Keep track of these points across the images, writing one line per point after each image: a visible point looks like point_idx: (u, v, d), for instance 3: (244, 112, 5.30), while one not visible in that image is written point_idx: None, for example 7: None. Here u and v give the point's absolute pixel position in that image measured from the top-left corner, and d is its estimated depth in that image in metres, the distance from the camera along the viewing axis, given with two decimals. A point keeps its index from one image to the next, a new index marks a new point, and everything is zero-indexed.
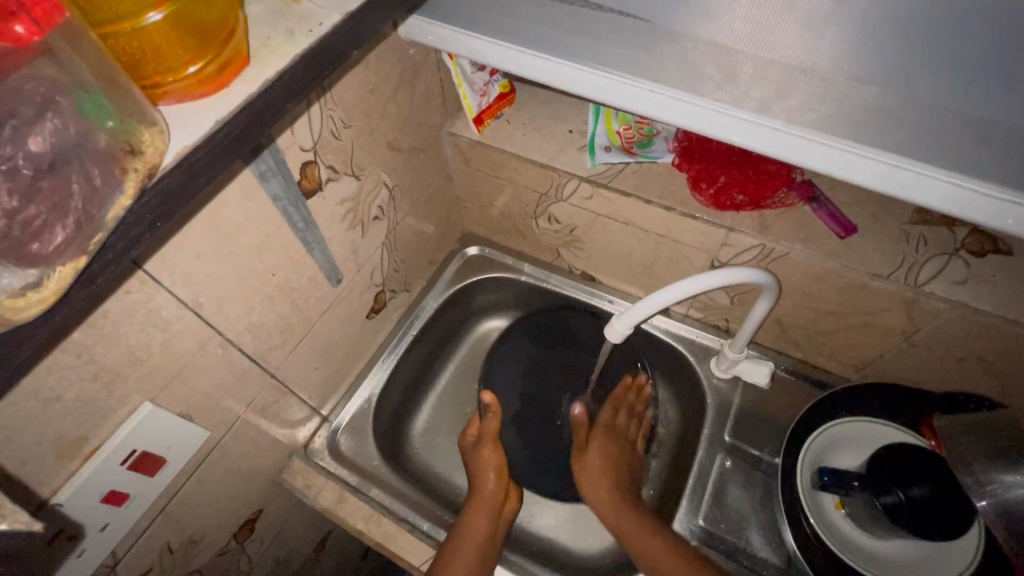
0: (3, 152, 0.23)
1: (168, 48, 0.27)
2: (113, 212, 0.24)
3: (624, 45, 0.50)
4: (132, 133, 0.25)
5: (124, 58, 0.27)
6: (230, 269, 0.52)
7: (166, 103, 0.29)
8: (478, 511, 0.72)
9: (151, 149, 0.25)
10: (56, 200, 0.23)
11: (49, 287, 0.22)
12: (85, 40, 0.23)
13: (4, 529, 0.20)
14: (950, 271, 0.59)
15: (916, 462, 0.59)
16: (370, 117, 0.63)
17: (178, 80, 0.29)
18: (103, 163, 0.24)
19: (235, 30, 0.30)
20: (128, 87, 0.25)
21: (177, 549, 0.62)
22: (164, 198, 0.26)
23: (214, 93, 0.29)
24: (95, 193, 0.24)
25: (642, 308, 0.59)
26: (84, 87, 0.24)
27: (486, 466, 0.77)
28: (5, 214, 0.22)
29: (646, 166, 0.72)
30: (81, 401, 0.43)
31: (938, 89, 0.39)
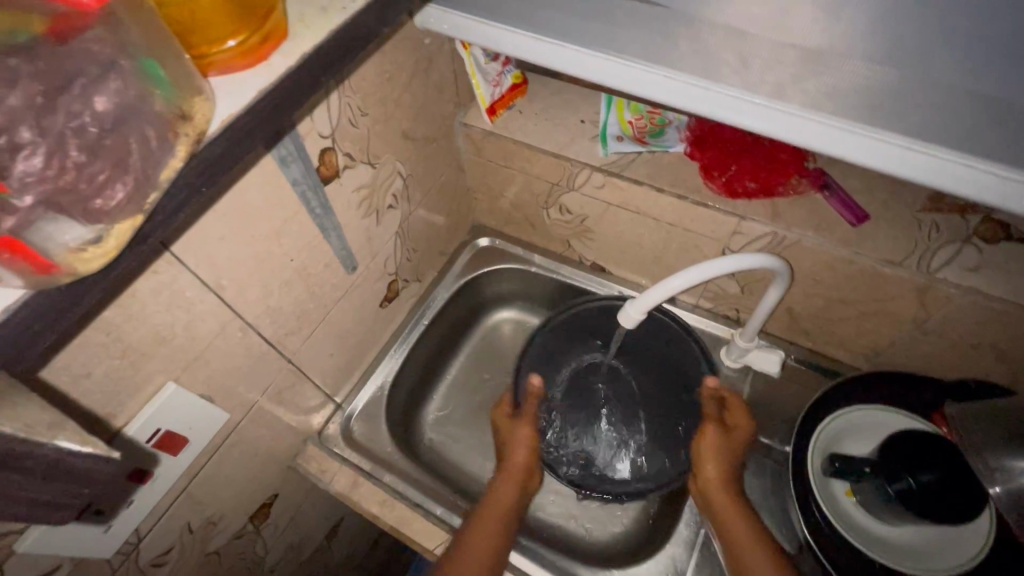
0: (72, 108, 0.23)
1: (217, 19, 0.29)
2: (167, 171, 0.25)
3: (640, 30, 0.51)
4: (185, 101, 0.26)
5: (177, 27, 0.28)
6: (251, 252, 0.53)
7: (212, 75, 0.30)
8: (499, 490, 0.70)
9: (201, 115, 0.27)
10: (117, 158, 0.24)
11: (110, 242, 0.23)
12: (144, 7, 0.25)
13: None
14: (962, 258, 0.59)
15: (927, 447, 0.59)
16: (386, 106, 0.64)
17: (224, 51, 0.29)
18: (156, 122, 0.25)
19: (276, 5, 0.31)
20: (182, 53, 0.26)
21: (196, 530, 0.64)
22: (206, 166, 0.27)
23: (256, 66, 0.30)
24: (152, 155, 0.25)
25: (654, 294, 0.60)
26: (143, 51, 0.25)
27: (514, 440, 0.74)
28: (73, 167, 0.23)
29: (658, 155, 0.72)
30: (110, 377, 0.45)
31: (950, 70, 0.40)
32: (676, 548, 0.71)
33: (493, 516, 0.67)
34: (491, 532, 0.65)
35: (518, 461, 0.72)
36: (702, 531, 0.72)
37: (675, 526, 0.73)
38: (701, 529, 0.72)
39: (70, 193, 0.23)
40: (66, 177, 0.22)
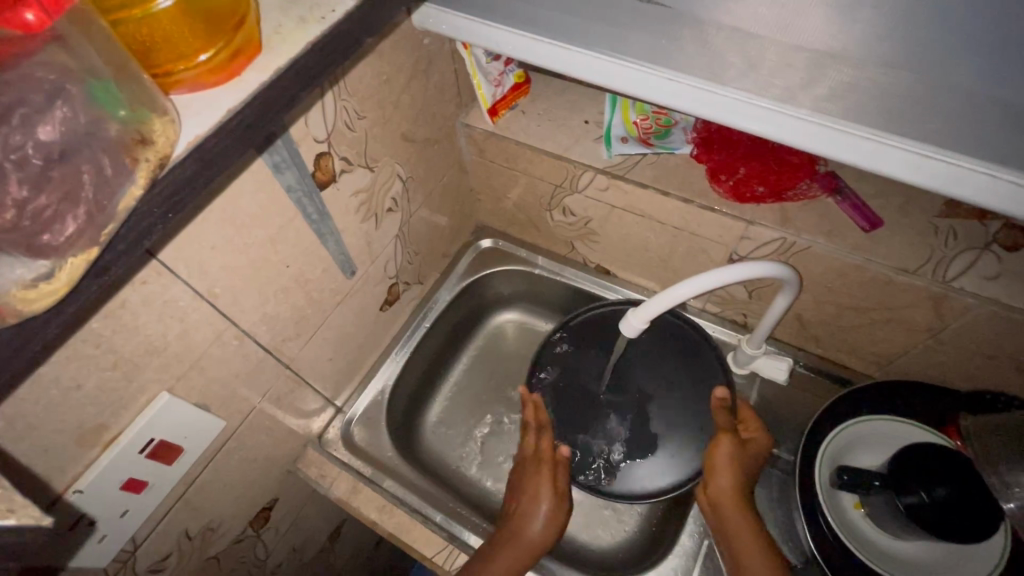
0: (11, 141, 0.22)
1: (178, 36, 0.28)
2: (124, 203, 0.24)
3: (642, 30, 0.48)
4: (144, 123, 0.25)
5: (135, 46, 0.27)
6: (245, 261, 0.52)
7: (179, 92, 0.29)
8: (513, 554, 0.66)
9: (163, 138, 0.25)
10: (68, 188, 0.23)
11: (61, 278, 0.22)
12: (95, 26, 0.24)
13: (11, 524, 0.21)
14: (980, 266, 0.57)
15: (939, 463, 0.57)
16: (384, 108, 0.62)
17: (190, 68, 0.28)
18: (115, 152, 0.24)
19: (248, 16, 0.30)
20: (137, 73, 0.25)
21: (195, 536, 0.63)
22: (177, 187, 0.26)
23: (226, 81, 0.29)
24: (106, 183, 0.24)
25: (660, 301, 0.58)
26: (95, 74, 0.24)
27: (535, 476, 0.72)
28: (15, 205, 0.22)
29: (663, 157, 0.70)
30: (101, 390, 0.44)
31: (972, 76, 0.37)
32: (678, 559, 0.69)
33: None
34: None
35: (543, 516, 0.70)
36: (705, 542, 0.70)
37: (677, 536, 0.71)
38: (704, 540, 0.70)
39: (10, 234, 0.22)
40: (8, 217, 0.22)
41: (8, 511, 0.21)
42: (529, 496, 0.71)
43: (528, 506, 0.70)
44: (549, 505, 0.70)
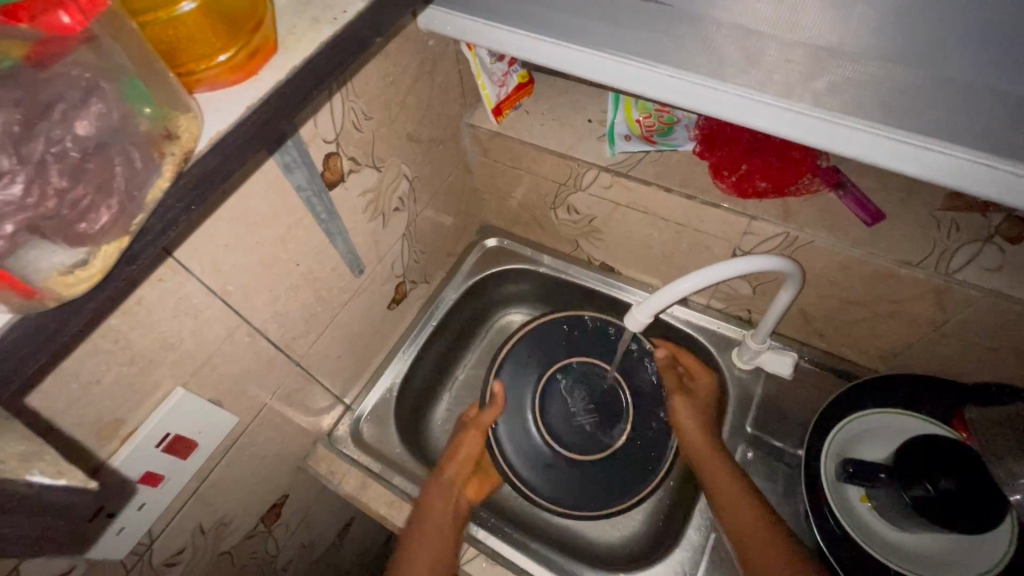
0: (51, 134, 0.23)
1: (201, 37, 0.29)
2: (153, 193, 0.25)
3: (643, 28, 0.49)
4: (168, 121, 0.26)
5: (162, 47, 0.28)
6: (256, 259, 0.53)
7: (200, 91, 0.30)
8: (436, 528, 0.68)
9: (187, 134, 0.27)
10: (99, 180, 0.24)
11: (95, 265, 0.23)
12: (126, 31, 0.25)
13: (62, 486, 0.22)
14: (983, 258, 0.57)
15: (944, 454, 0.57)
16: (390, 109, 0.64)
17: (210, 68, 0.30)
18: (143, 147, 0.25)
19: (264, 19, 0.31)
20: (164, 73, 0.27)
21: (208, 530, 0.65)
22: (198, 182, 0.27)
23: (244, 80, 0.30)
24: (135, 175, 0.25)
25: (662, 297, 0.59)
26: (125, 73, 0.25)
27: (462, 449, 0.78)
28: (54, 195, 0.23)
29: (666, 154, 0.71)
30: (119, 384, 0.45)
31: (970, 68, 0.38)
32: (686, 552, 0.70)
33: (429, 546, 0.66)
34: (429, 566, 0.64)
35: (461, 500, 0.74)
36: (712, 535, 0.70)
37: (683, 530, 0.71)
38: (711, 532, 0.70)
39: (49, 222, 0.23)
40: (47, 206, 0.22)
41: (58, 473, 0.22)
42: (446, 481, 0.74)
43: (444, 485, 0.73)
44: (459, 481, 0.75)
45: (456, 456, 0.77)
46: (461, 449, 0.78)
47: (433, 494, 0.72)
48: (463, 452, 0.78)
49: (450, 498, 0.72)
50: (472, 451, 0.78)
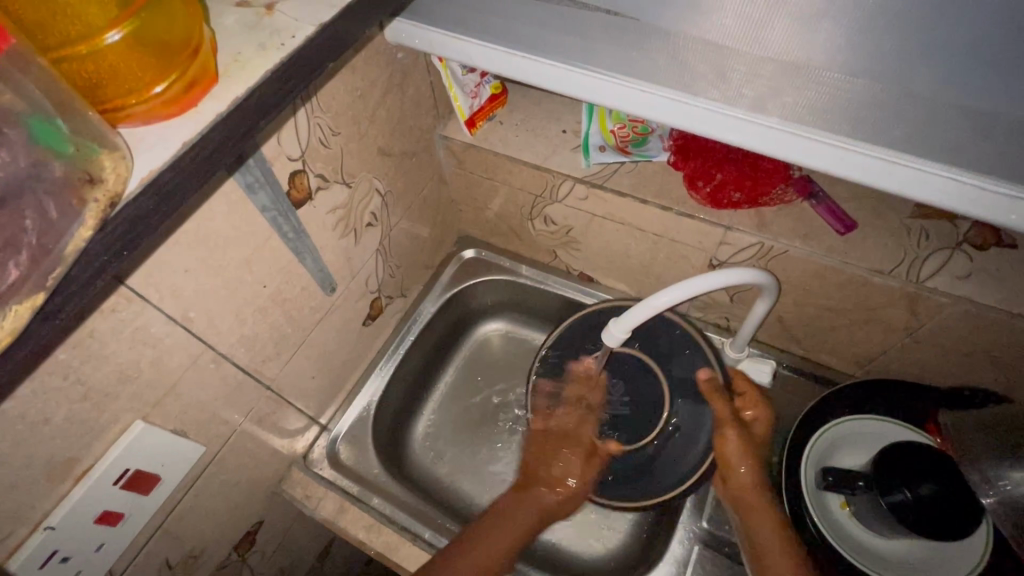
0: None
1: (127, 72, 0.27)
2: (73, 245, 0.23)
3: (614, 43, 0.48)
4: (92, 162, 0.25)
5: (81, 83, 0.26)
6: (220, 283, 0.51)
7: (129, 126, 0.29)
8: (525, 519, 0.69)
9: (113, 176, 0.25)
10: (8, 234, 0.23)
11: (5, 326, 0.22)
12: (37, 64, 0.23)
13: None
14: (952, 265, 0.58)
15: (922, 458, 0.58)
16: (359, 123, 0.62)
17: (141, 102, 0.28)
18: (59, 195, 0.24)
19: (201, 44, 0.31)
20: (84, 111, 0.25)
21: (176, 565, 0.62)
22: (129, 226, 0.26)
23: (181, 113, 0.29)
24: (51, 226, 0.23)
25: (640, 311, 0.58)
26: (35, 112, 0.23)
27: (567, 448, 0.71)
28: None
29: (641, 165, 0.71)
30: (71, 422, 0.43)
31: (931, 82, 0.38)
32: (671, 567, 0.68)
33: (509, 532, 0.67)
34: (488, 564, 0.64)
35: (567, 487, 0.70)
36: (695, 548, 0.69)
37: (667, 544, 0.70)
38: (695, 546, 0.69)
39: None
40: None
41: None
42: (561, 468, 0.70)
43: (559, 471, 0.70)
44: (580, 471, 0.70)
45: (557, 438, 0.72)
46: (568, 430, 0.71)
47: (547, 475, 0.71)
48: (571, 425, 0.72)
49: (560, 487, 0.70)
50: (590, 438, 0.71)
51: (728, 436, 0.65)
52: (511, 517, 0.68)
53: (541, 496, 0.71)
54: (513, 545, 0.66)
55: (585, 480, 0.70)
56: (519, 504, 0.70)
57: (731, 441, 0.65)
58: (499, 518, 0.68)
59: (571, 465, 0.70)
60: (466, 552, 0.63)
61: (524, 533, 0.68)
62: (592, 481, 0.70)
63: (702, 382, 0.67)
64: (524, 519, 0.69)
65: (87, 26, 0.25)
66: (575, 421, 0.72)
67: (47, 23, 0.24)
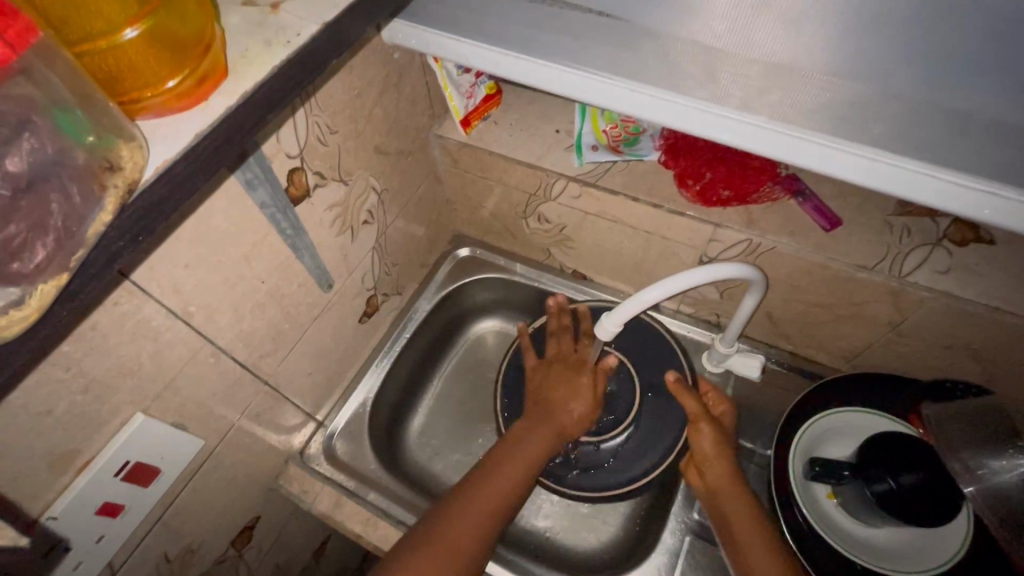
0: None
1: (143, 66, 0.28)
2: (95, 228, 0.24)
3: (605, 45, 0.50)
4: (112, 150, 0.26)
5: (101, 74, 0.27)
6: (220, 278, 0.52)
7: (146, 118, 0.30)
8: (540, 435, 0.67)
9: (132, 164, 0.26)
10: (35, 217, 0.23)
11: (31, 305, 0.22)
12: (59, 57, 0.24)
13: None
14: (933, 260, 0.60)
15: (906, 448, 0.60)
16: (356, 122, 0.63)
17: (157, 95, 0.29)
18: (82, 180, 0.25)
19: (213, 43, 0.31)
20: (104, 102, 0.26)
21: (174, 559, 0.62)
22: (147, 212, 0.27)
23: (193, 106, 0.30)
24: (75, 210, 0.24)
25: (627, 306, 0.59)
26: (59, 103, 0.24)
27: (573, 369, 0.71)
28: None
29: (633, 164, 0.72)
30: (73, 413, 0.44)
31: (913, 83, 0.40)
32: (662, 558, 0.70)
33: (526, 457, 0.65)
34: (503, 495, 0.62)
35: (573, 409, 0.69)
36: (686, 539, 0.71)
37: (659, 535, 0.72)
38: (686, 537, 0.71)
39: None
40: None
41: None
42: (569, 392, 0.70)
43: (563, 397, 0.69)
44: (586, 395, 0.70)
45: (562, 368, 0.72)
46: (566, 364, 0.72)
47: (552, 401, 0.70)
48: (578, 358, 0.73)
49: (572, 402, 0.69)
50: (584, 359, 0.72)
51: (704, 432, 0.67)
52: (520, 442, 0.66)
53: (559, 418, 0.68)
54: (530, 470, 0.65)
55: (592, 405, 0.70)
56: (532, 424, 0.68)
57: (705, 433, 0.67)
58: (505, 449, 0.66)
59: (580, 394, 0.70)
60: (475, 486, 0.61)
61: (543, 457, 0.66)
62: (596, 403, 0.70)
63: (670, 381, 0.68)
64: (537, 447, 0.66)
65: (108, 23, 0.26)
66: (580, 350, 0.74)
67: (70, 17, 0.25)
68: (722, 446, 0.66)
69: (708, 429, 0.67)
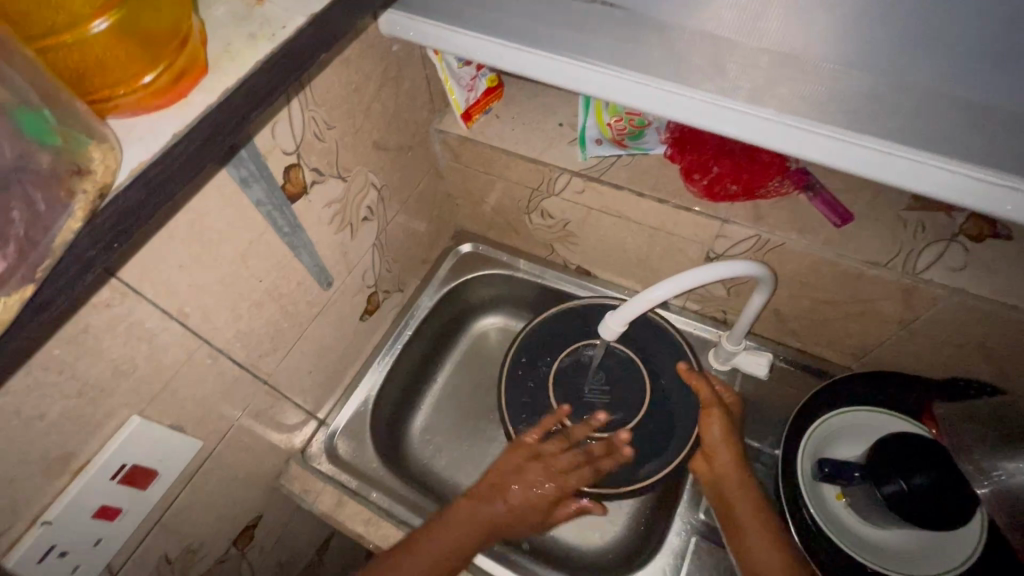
0: None
1: (113, 64, 0.27)
2: (61, 237, 0.23)
3: (611, 36, 0.48)
4: (81, 153, 0.25)
5: (67, 72, 0.26)
6: (215, 277, 0.51)
7: (120, 116, 0.29)
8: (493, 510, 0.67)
9: (103, 167, 0.26)
10: None
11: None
12: (18, 55, 0.22)
13: None
14: (948, 257, 0.58)
15: (921, 450, 0.58)
16: (354, 117, 0.62)
17: (130, 93, 0.29)
18: (45, 185, 0.24)
19: (190, 36, 0.31)
20: (70, 101, 0.25)
21: (175, 559, 0.62)
22: (118, 218, 0.26)
23: (170, 103, 0.30)
24: (39, 217, 0.23)
25: (637, 304, 0.58)
26: (26, 103, 0.23)
27: (546, 469, 0.69)
28: None
29: (637, 158, 0.71)
30: (67, 417, 0.43)
31: (929, 73, 0.38)
32: (668, 558, 0.68)
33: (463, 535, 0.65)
34: (437, 572, 0.62)
35: (534, 493, 0.68)
36: (693, 541, 0.69)
37: (664, 535, 0.70)
38: (691, 538, 0.69)
39: None
40: None
41: None
42: (536, 484, 0.68)
43: (523, 486, 0.68)
44: (551, 487, 0.68)
45: (541, 463, 0.69)
46: (553, 466, 0.69)
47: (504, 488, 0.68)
48: (566, 470, 0.69)
49: (515, 500, 0.68)
50: (570, 486, 0.69)
51: (712, 421, 0.66)
52: (460, 516, 0.65)
53: (502, 508, 0.67)
54: (461, 556, 0.64)
55: (535, 504, 0.68)
56: (474, 506, 0.67)
57: (713, 422, 0.66)
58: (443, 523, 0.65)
59: (534, 483, 0.68)
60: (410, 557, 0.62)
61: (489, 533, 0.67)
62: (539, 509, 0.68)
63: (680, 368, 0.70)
64: (470, 525, 0.65)
65: (72, 16, 0.24)
66: (574, 467, 0.69)
67: (30, 15, 0.24)
68: (730, 435, 0.65)
69: (715, 418, 0.66)
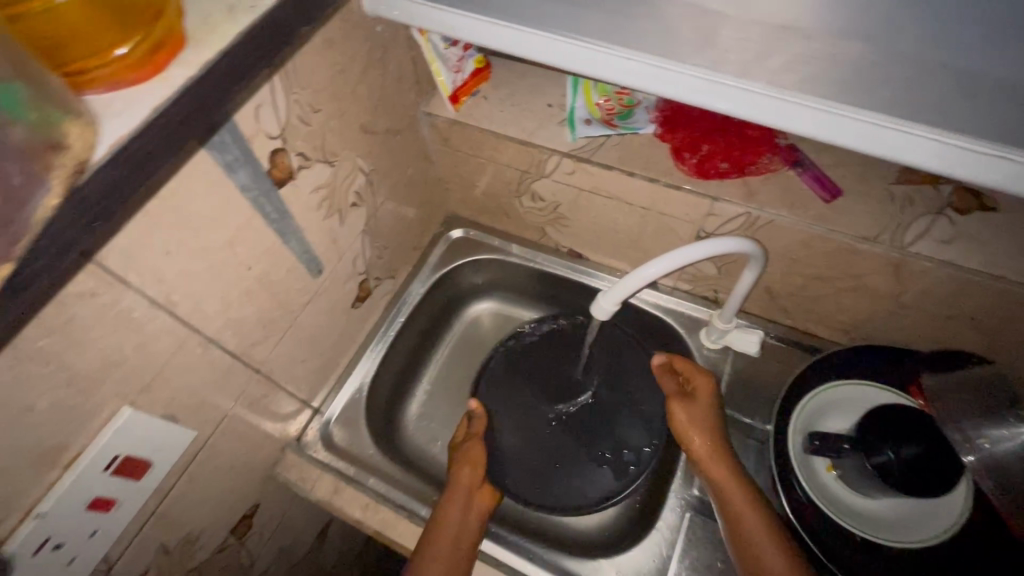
0: None
1: (87, 31, 0.27)
2: (41, 213, 0.23)
3: (601, 11, 0.48)
4: (59, 128, 0.24)
5: (41, 45, 0.26)
6: (203, 265, 0.50)
7: (96, 91, 0.29)
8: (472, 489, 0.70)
9: (80, 142, 0.25)
10: None
11: None
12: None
13: None
14: (935, 230, 0.58)
15: (907, 422, 0.60)
16: (340, 100, 0.61)
17: (105, 65, 0.28)
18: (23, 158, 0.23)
19: (167, 9, 0.30)
20: (39, 72, 0.24)
21: (173, 550, 0.62)
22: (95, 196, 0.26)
23: (148, 76, 0.30)
24: (14, 192, 0.22)
25: (628, 283, 0.58)
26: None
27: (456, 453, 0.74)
28: None
29: (628, 137, 0.70)
30: (56, 408, 0.42)
31: (919, 36, 0.38)
32: (664, 534, 0.69)
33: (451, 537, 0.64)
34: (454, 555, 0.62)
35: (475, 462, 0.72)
36: (687, 515, 0.70)
37: (660, 512, 0.71)
38: (686, 513, 0.70)
39: None
40: None
41: None
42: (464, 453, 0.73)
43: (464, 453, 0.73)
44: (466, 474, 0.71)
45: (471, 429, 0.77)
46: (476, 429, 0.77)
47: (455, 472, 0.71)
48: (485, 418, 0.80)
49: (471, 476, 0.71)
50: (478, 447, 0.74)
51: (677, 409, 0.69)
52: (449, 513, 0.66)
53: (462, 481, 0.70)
54: (463, 542, 0.64)
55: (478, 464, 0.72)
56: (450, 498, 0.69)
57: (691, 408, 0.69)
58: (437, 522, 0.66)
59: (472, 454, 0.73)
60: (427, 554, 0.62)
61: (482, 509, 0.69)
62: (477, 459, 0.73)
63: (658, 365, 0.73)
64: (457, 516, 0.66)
65: None
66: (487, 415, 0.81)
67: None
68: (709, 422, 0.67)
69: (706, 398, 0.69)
